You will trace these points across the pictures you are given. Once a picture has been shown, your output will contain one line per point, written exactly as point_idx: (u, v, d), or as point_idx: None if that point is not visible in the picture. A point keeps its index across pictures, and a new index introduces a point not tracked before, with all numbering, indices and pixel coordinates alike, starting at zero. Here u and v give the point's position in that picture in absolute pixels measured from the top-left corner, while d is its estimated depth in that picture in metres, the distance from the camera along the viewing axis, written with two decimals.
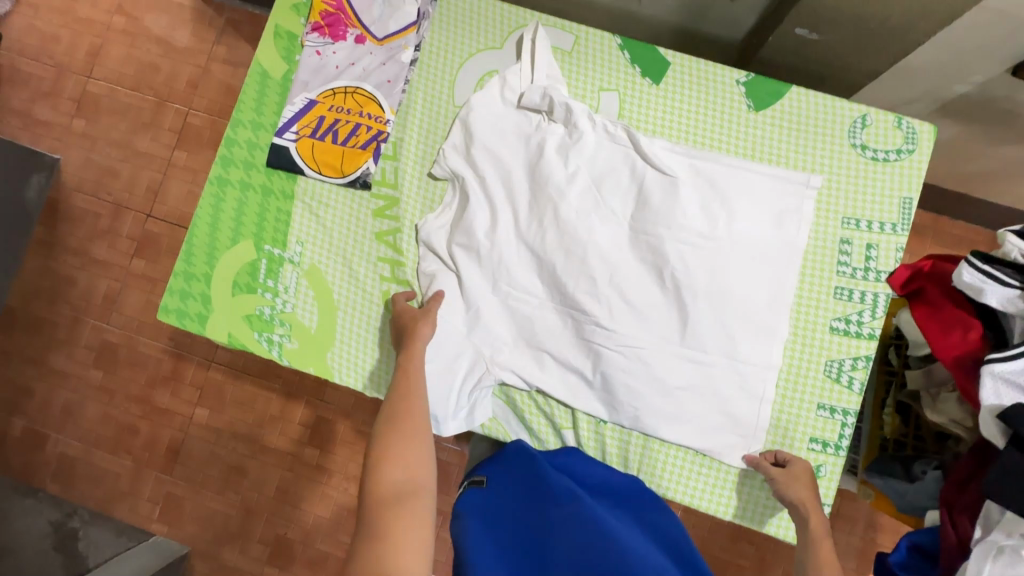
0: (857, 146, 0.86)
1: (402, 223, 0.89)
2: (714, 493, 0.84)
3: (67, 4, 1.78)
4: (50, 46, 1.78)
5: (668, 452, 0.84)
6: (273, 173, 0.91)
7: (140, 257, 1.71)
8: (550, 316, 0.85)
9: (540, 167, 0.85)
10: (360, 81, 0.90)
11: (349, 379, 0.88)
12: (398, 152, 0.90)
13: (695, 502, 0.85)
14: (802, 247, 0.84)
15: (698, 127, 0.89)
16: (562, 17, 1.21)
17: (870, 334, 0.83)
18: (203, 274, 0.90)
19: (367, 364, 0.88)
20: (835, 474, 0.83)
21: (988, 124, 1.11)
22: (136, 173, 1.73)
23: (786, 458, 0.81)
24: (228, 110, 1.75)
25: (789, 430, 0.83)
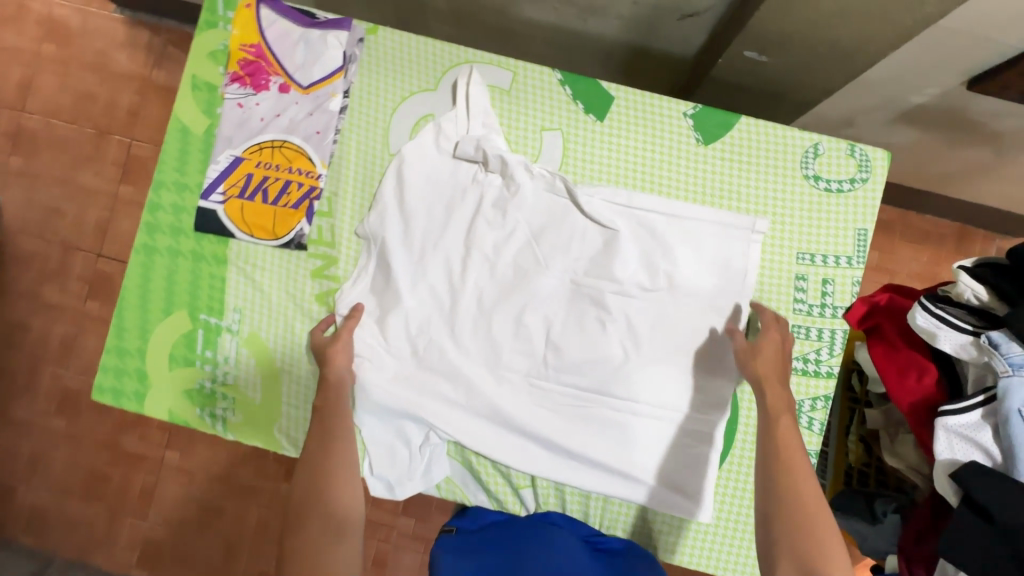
0: (810, 177, 0.83)
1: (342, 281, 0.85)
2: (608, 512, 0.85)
3: None
4: None
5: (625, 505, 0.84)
6: (202, 238, 0.86)
7: (95, 299, 1.64)
8: (495, 376, 0.84)
9: (479, 223, 0.84)
10: (287, 134, 0.85)
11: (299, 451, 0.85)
12: (335, 210, 0.85)
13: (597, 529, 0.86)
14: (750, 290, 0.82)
15: (641, 166, 0.85)
16: (508, 36, 1.14)
17: (829, 373, 0.82)
18: (136, 349, 0.85)
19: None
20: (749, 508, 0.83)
21: (947, 130, 1.08)
22: (82, 211, 1.64)
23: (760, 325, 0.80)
24: None
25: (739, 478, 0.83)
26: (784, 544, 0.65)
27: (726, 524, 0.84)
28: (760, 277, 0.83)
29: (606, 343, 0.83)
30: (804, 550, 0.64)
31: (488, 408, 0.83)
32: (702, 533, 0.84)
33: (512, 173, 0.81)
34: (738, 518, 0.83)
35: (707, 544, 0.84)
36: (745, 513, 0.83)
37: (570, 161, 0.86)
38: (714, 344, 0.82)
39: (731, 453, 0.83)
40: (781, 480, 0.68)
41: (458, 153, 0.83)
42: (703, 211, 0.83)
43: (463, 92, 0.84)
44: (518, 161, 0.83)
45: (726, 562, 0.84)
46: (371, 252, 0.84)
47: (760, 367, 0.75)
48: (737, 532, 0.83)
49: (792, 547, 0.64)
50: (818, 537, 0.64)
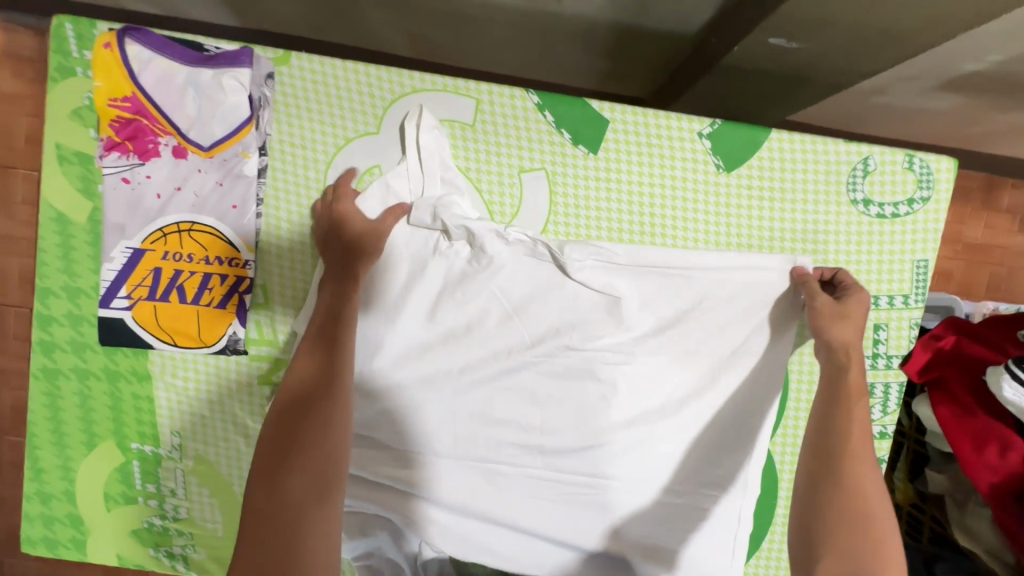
0: (858, 202, 0.67)
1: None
2: None
3: None
4: None
5: None
6: (114, 352, 0.69)
7: None
8: (489, 480, 0.70)
9: (448, 303, 0.68)
10: (195, 212, 0.66)
11: None
12: (271, 299, 0.68)
13: None
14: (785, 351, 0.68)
15: (643, 208, 0.68)
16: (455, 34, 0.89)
17: (883, 433, 0.70)
18: (62, 491, 0.71)
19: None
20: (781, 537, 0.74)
21: (1002, 94, 0.89)
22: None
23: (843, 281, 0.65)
24: None
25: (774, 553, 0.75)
26: (830, 535, 0.53)
27: None
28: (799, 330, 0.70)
29: (622, 424, 0.69)
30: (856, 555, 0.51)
31: (484, 514, 0.70)
32: None
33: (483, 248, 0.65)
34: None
35: None
36: None
37: (559, 207, 0.69)
38: (790, 309, 0.67)
39: (772, 530, 0.74)
40: (841, 475, 0.56)
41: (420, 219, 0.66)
42: (723, 260, 0.67)
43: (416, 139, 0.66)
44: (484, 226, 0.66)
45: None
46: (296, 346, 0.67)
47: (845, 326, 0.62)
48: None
49: (846, 545, 0.52)
50: (868, 532, 0.52)
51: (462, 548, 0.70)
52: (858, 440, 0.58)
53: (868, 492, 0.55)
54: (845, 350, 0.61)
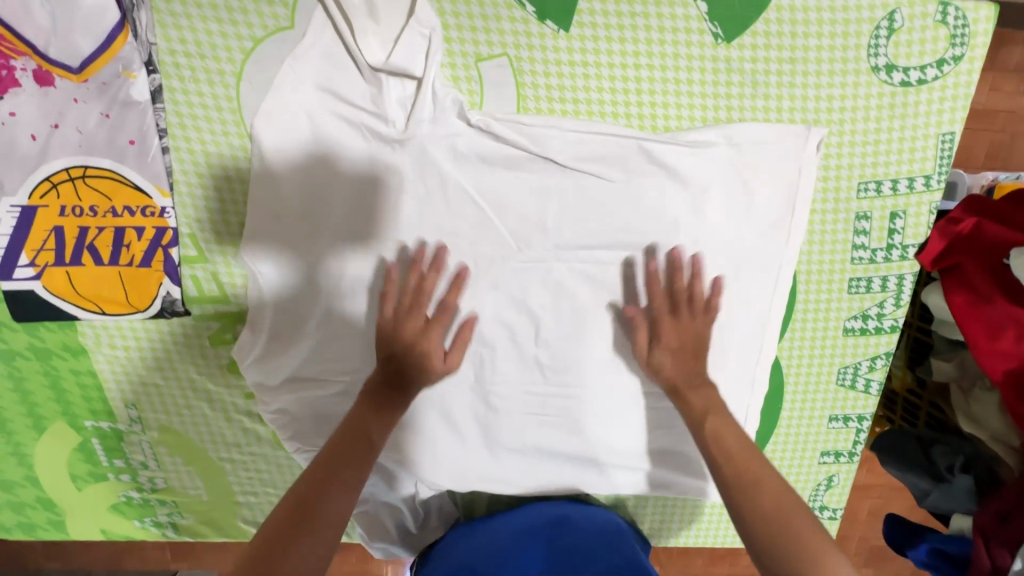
0: (880, 70, 0.57)
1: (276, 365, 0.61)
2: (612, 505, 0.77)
3: None
4: None
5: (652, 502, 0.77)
6: (35, 328, 0.60)
7: None
8: (489, 406, 0.67)
9: (418, 225, 0.59)
10: (84, 154, 0.54)
11: None
12: (206, 250, 0.59)
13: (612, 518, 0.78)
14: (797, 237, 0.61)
15: (629, 98, 0.57)
16: None
17: (893, 327, 0.66)
18: (23, 477, 0.66)
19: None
20: (786, 440, 0.72)
21: None
22: None
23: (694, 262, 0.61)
24: None
25: (789, 459, 0.72)
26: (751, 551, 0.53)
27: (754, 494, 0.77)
28: (810, 226, 0.62)
29: (613, 337, 0.65)
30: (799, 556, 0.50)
31: (487, 432, 0.68)
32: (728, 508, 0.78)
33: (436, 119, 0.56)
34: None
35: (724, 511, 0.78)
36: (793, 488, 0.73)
37: (531, 104, 0.57)
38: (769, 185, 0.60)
39: (775, 433, 0.71)
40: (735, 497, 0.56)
41: (371, 61, 0.53)
42: (722, 149, 0.58)
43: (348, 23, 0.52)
44: (438, 129, 0.56)
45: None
46: (256, 289, 0.59)
47: (666, 373, 0.63)
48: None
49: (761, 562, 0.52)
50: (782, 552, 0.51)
51: (465, 472, 0.68)
52: (747, 462, 0.57)
53: (774, 501, 0.54)
54: (682, 390, 0.63)
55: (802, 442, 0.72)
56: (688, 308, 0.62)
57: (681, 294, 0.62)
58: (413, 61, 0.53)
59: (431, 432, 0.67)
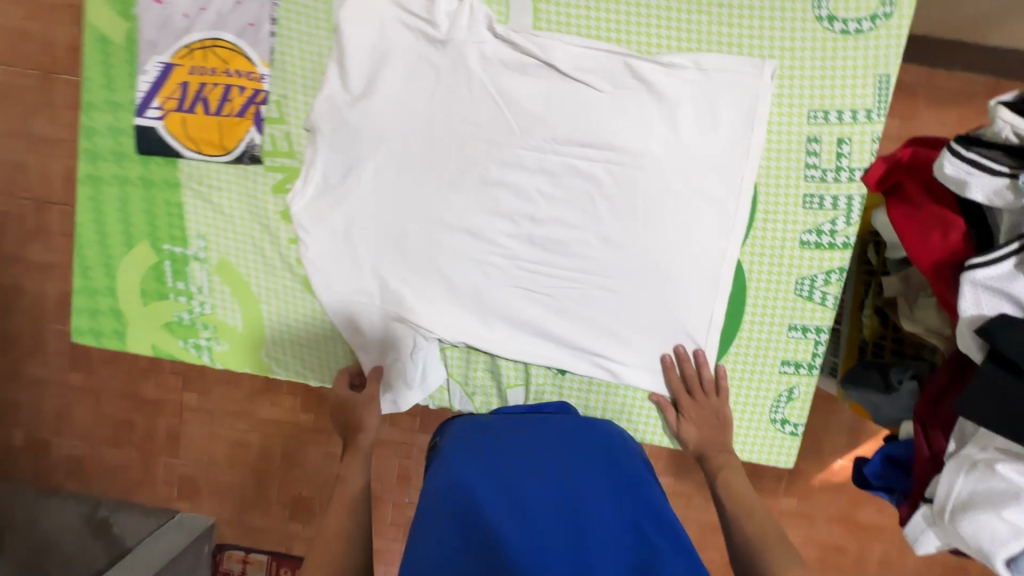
0: (823, 19, 0.71)
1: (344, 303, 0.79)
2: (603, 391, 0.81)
3: None
4: None
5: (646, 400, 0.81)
6: (149, 161, 0.78)
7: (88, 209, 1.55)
8: (485, 275, 0.79)
9: (447, 110, 0.75)
10: (217, 30, 0.74)
11: (290, 373, 0.83)
12: (285, 114, 0.77)
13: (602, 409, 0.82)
14: (756, 147, 0.74)
15: (621, 26, 0.73)
16: None
17: (845, 244, 0.75)
18: (106, 288, 0.81)
19: (307, 359, 0.83)
20: (749, 343, 0.79)
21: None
22: (46, 164, 1.52)
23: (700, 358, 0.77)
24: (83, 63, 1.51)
25: (755, 363, 0.79)
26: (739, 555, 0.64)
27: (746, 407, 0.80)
28: (767, 144, 0.75)
29: (596, 223, 0.77)
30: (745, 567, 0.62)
31: (480, 299, 0.79)
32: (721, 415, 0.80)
33: (470, 26, 0.73)
34: (740, 397, 0.80)
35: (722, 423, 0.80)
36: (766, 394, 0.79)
37: (544, 25, 0.74)
38: (734, 103, 0.73)
39: (739, 336, 0.79)
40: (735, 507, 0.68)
41: None
42: (692, 71, 0.73)
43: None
44: (471, 36, 0.74)
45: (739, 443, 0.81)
46: (318, 144, 0.76)
47: (693, 440, 0.77)
48: (752, 408, 0.80)
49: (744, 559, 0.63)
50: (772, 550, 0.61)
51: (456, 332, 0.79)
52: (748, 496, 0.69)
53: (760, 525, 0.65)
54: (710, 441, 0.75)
55: (760, 349, 0.79)
56: (703, 391, 0.77)
57: (695, 383, 0.77)
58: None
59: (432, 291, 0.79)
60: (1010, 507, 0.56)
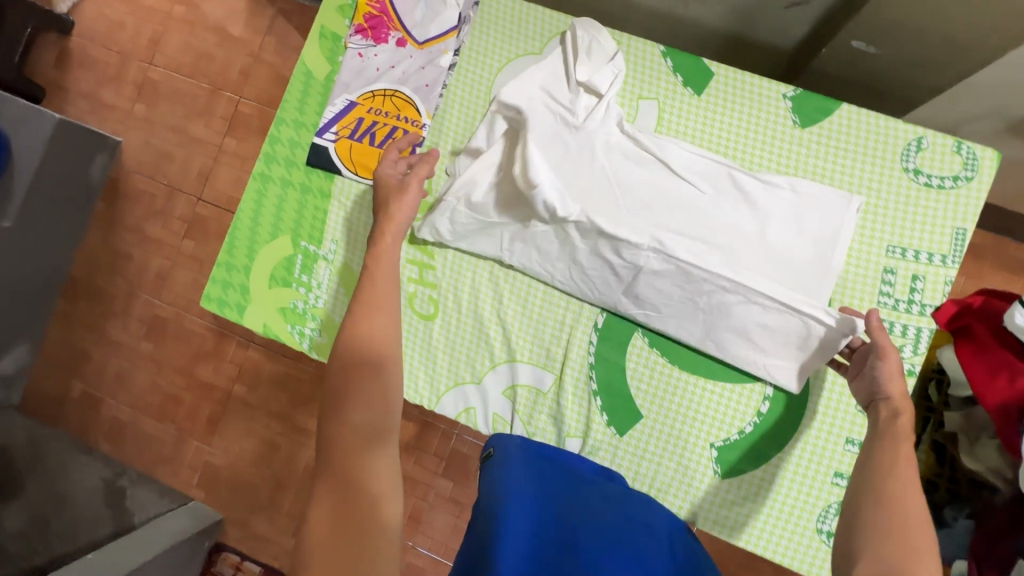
0: (909, 171, 0.82)
1: (435, 317, 0.90)
2: (662, 468, 0.85)
3: (197, 17, 1.79)
4: (158, 50, 1.80)
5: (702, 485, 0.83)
6: (312, 172, 0.94)
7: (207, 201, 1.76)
8: (569, 324, 0.87)
9: (568, 181, 0.86)
10: (399, 84, 0.92)
11: None
12: (433, 158, 0.91)
13: (662, 483, 0.85)
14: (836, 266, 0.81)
15: (730, 143, 0.86)
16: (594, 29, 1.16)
17: (910, 371, 0.80)
18: (242, 266, 0.94)
19: None
20: (808, 445, 0.81)
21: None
22: (189, 159, 1.77)
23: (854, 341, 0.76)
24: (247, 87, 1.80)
25: (808, 466, 0.81)
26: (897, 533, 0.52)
27: (787, 506, 0.82)
28: (846, 266, 0.82)
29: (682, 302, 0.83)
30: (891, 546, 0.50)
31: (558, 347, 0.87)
32: (772, 512, 0.82)
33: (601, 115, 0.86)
34: (788, 498, 0.82)
35: (770, 523, 0.82)
36: (813, 501, 0.81)
37: (664, 130, 0.87)
38: (823, 225, 0.81)
39: (796, 437, 0.82)
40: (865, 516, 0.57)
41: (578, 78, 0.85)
42: (787, 192, 0.82)
43: (571, 53, 0.87)
44: (603, 127, 0.86)
45: (779, 544, 0.82)
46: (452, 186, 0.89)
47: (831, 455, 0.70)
48: (797, 510, 0.81)
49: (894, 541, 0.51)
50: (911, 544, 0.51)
51: (531, 371, 0.87)
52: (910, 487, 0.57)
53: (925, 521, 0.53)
54: None
55: (813, 457, 0.81)
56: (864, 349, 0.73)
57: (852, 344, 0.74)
58: (603, 83, 0.85)
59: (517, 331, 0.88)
60: None
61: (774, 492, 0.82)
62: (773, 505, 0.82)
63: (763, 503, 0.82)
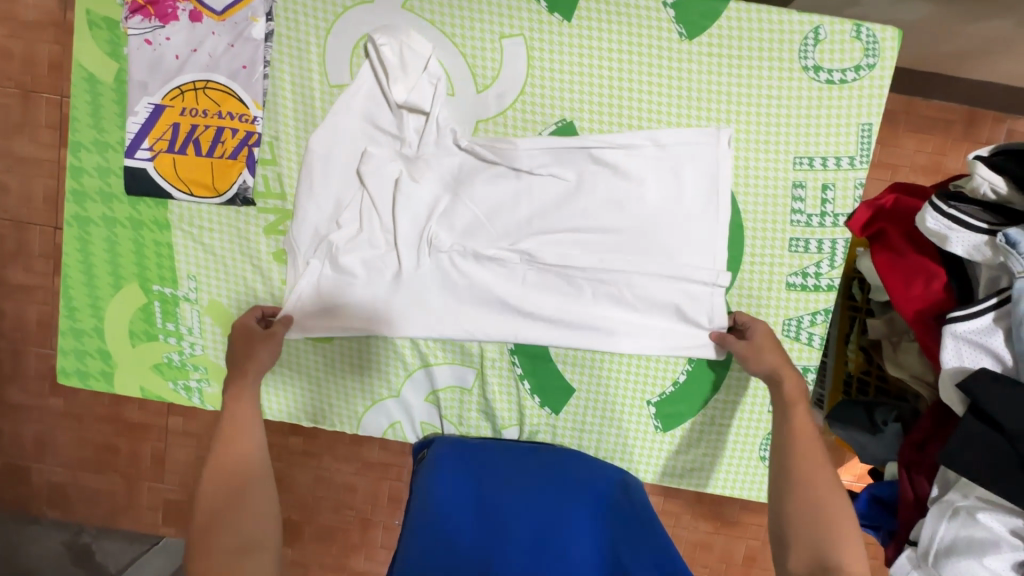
0: (809, 69, 0.73)
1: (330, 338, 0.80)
2: (602, 433, 0.82)
3: None
4: None
5: (650, 444, 0.82)
6: (138, 201, 0.77)
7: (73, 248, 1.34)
8: (485, 355, 0.79)
9: (421, 232, 0.76)
10: (210, 72, 0.74)
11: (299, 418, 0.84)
12: (278, 156, 0.76)
13: (630, 459, 0.83)
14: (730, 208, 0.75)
15: (613, 72, 0.74)
16: None
17: (830, 286, 0.77)
18: (93, 329, 0.80)
19: (312, 405, 0.83)
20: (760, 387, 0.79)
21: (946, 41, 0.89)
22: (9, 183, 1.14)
23: (743, 321, 0.76)
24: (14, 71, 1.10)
25: (746, 407, 0.80)
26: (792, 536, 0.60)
27: (743, 447, 0.82)
28: (745, 189, 0.76)
29: (585, 307, 0.77)
30: (815, 538, 0.58)
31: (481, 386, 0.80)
32: (736, 457, 0.82)
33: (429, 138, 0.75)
34: (730, 435, 0.81)
35: (739, 470, 0.82)
36: (759, 436, 0.81)
37: (536, 72, 0.74)
38: (709, 187, 0.75)
39: (730, 375, 0.79)
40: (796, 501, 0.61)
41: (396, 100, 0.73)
42: (650, 148, 0.75)
43: (381, 69, 0.73)
44: (441, 150, 0.76)
45: (737, 480, 0.83)
46: (298, 261, 0.77)
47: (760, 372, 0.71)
48: (745, 444, 0.82)
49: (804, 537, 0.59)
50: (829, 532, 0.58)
51: (448, 373, 0.80)
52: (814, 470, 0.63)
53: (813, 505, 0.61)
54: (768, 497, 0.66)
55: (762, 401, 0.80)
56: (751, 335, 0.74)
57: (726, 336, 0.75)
58: (424, 100, 0.74)
59: (437, 368, 0.80)
60: (991, 555, 0.57)
61: (740, 440, 0.82)
62: (734, 452, 0.82)
63: (725, 453, 0.82)
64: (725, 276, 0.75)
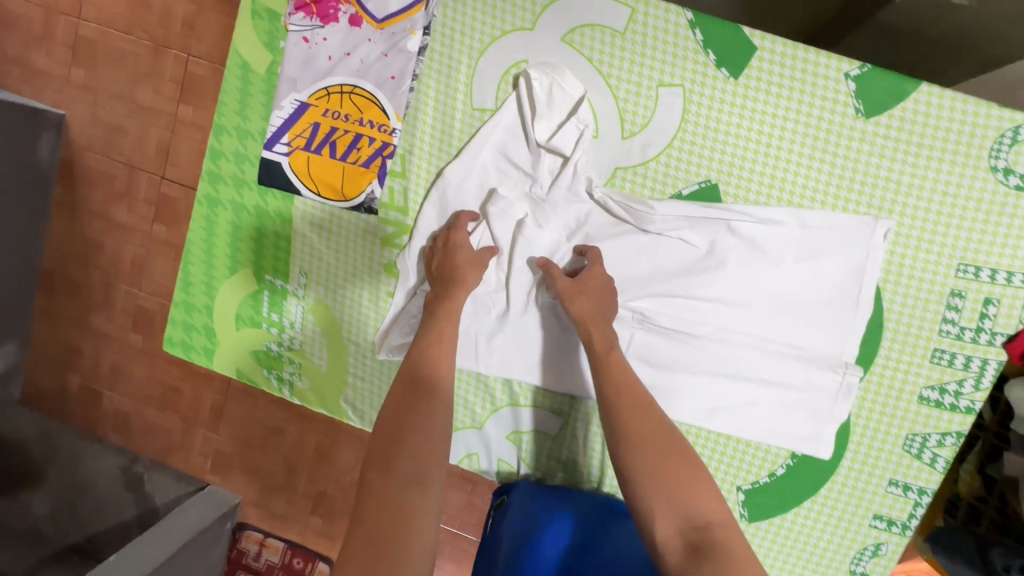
0: (998, 171, 0.65)
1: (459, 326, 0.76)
2: None
3: None
4: None
5: None
6: (267, 192, 0.79)
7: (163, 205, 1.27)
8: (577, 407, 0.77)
9: (535, 277, 0.74)
10: (359, 77, 0.74)
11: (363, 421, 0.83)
12: (408, 171, 0.76)
13: None
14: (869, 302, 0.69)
15: (772, 139, 0.69)
16: None
17: (969, 408, 0.70)
18: (203, 306, 0.83)
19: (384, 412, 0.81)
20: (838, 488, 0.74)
21: None
22: (133, 126, 1.17)
23: None
24: (155, 23, 1.12)
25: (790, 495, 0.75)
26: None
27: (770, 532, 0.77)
28: (893, 288, 0.70)
29: (693, 380, 0.73)
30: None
31: (566, 438, 0.78)
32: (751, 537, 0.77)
33: (563, 179, 0.71)
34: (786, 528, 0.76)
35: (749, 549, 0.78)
36: (815, 532, 0.75)
37: (689, 126, 0.70)
38: (853, 278, 0.69)
39: (832, 479, 0.74)
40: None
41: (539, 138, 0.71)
42: (794, 228, 0.69)
43: (528, 106, 0.71)
44: (571, 196, 0.73)
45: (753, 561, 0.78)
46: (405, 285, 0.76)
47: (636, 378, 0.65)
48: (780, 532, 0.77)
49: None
50: None
51: (535, 418, 0.79)
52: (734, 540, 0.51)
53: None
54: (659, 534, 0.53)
55: (835, 506, 0.74)
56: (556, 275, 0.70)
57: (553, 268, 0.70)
58: (567, 143, 0.70)
59: (525, 412, 0.78)
60: None
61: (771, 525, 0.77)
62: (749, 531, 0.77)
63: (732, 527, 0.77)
64: (853, 371, 0.70)
